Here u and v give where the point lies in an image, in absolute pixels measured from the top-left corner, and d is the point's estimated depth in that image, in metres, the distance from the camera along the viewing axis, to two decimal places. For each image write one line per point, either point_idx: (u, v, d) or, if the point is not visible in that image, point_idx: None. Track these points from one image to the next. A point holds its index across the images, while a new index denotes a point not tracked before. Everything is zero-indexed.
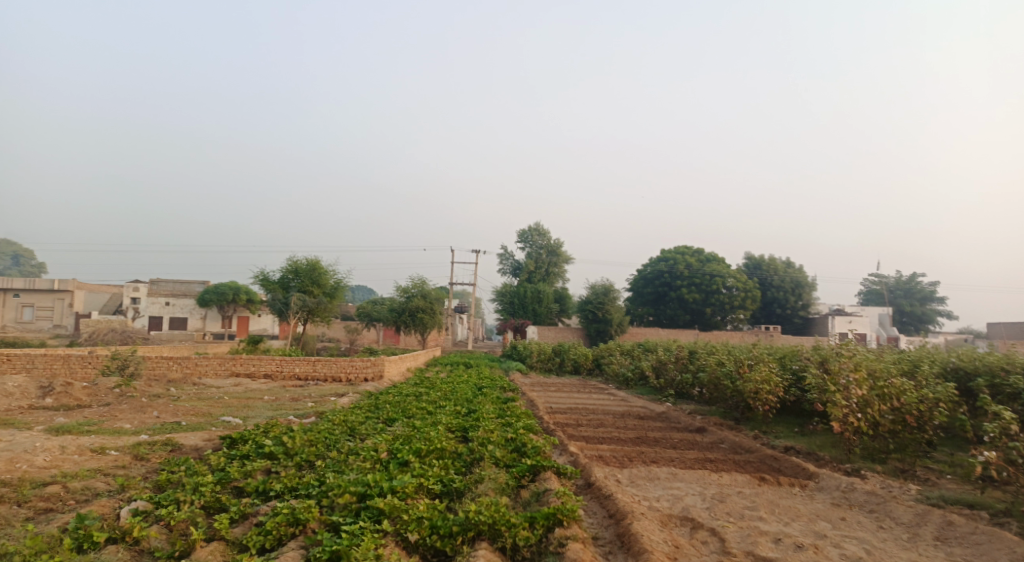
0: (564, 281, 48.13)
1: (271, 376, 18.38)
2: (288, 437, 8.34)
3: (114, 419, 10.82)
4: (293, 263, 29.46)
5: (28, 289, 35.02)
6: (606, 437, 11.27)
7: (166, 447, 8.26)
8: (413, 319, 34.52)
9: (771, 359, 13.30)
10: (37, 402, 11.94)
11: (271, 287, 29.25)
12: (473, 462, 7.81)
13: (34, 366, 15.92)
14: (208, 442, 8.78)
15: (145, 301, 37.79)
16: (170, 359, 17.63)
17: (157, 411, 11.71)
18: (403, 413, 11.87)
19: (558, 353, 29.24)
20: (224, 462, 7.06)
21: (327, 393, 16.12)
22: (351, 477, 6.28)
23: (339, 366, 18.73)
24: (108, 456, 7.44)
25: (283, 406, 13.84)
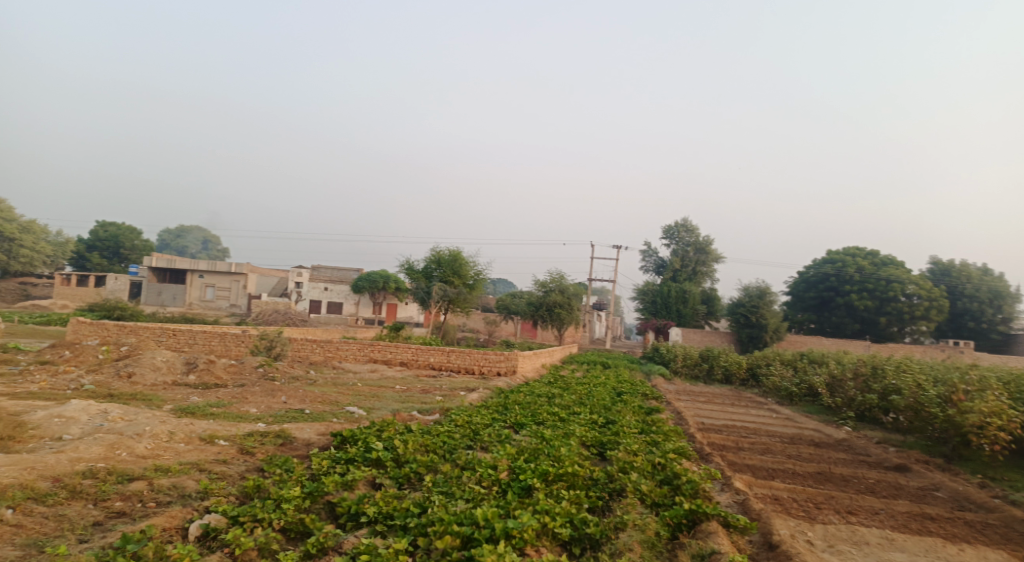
0: (712, 281, 44.52)
1: (406, 364, 18.02)
2: (400, 440, 7.23)
3: (243, 402, 10.46)
4: (436, 253, 29.62)
5: (212, 271, 38.77)
6: (779, 469, 9.09)
7: (278, 439, 7.34)
8: (551, 314, 33.38)
9: (997, 384, 10.23)
10: (181, 377, 11.97)
11: (415, 276, 29.66)
12: (612, 496, 6.25)
13: (196, 341, 16.65)
14: (322, 436, 7.87)
15: (307, 286, 39.76)
16: (313, 342, 17.78)
17: (286, 395, 11.31)
18: (532, 418, 10.54)
19: (706, 359, 26.52)
20: (325, 467, 6.06)
21: (457, 387, 15.23)
22: (459, 507, 4.99)
23: (472, 358, 17.86)
24: (211, 449, 6.51)
25: (412, 398, 13.13)
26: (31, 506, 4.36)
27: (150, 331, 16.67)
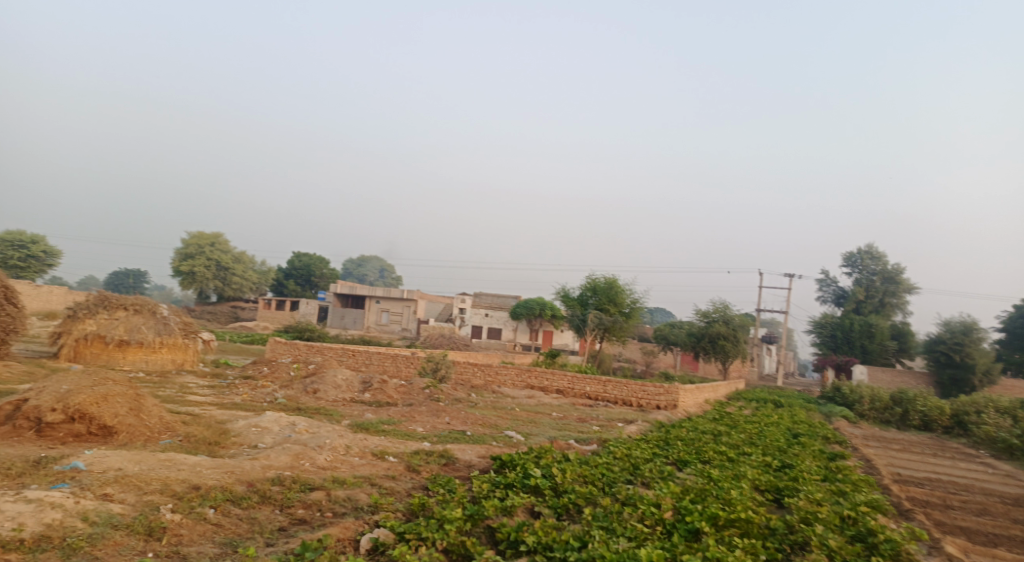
0: (905, 314, 39.33)
1: (563, 392, 17.98)
2: (559, 468, 7.09)
3: (411, 421, 11.03)
4: (592, 280, 29.58)
5: (386, 297, 42.16)
6: (1003, 535, 7.55)
7: (441, 459, 7.56)
8: (713, 346, 31.56)
9: None
10: (358, 395, 12.91)
11: (572, 303, 29.80)
12: (793, 549, 5.56)
13: (371, 362, 18.03)
14: (482, 459, 7.99)
15: (470, 312, 41.85)
16: (475, 366, 18.44)
17: (449, 417, 11.74)
18: (697, 456, 9.86)
19: (899, 402, 23.26)
20: (485, 490, 6.11)
21: (614, 418, 14.83)
22: (621, 545, 4.73)
23: (630, 389, 17.33)
24: (382, 464, 6.84)
25: (568, 426, 12.99)
26: (229, 509, 4.18)
27: (333, 351, 18.35)
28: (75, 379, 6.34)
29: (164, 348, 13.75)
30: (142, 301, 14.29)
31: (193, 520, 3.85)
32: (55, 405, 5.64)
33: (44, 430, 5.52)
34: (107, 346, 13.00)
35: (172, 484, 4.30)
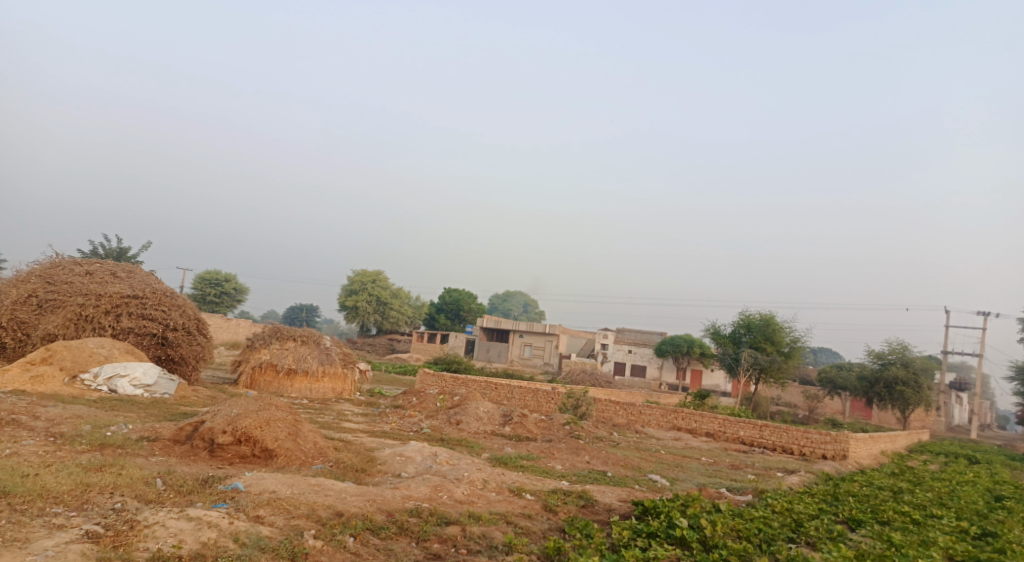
0: None
1: (713, 435, 16.78)
2: (709, 520, 6.47)
3: (551, 458, 10.77)
4: (746, 317, 27.84)
5: (529, 332, 42.71)
6: None
7: (580, 500, 7.23)
8: (890, 392, 27.96)
9: None
10: (498, 429, 12.73)
11: (723, 341, 28.20)
12: None
13: (513, 396, 18.09)
14: (623, 504, 7.52)
15: (612, 348, 40.90)
16: (617, 404, 17.83)
17: (589, 455, 11.32)
18: (873, 516, 8.57)
19: None
20: (625, 538, 5.72)
21: (772, 467, 13.45)
22: None
23: (790, 435, 15.71)
24: (519, 500, 6.65)
25: (719, 473, 11.99)
26: (367, 538, 4.24)
27: (477, 384, 18.69)
28: (245, 404, 6.96)
29: (326, 377, 14.86)
30: (309, 333, 15.63)
31: (333, 547, 3.93)
32: (226, 427, 6.20)
33: (216, 450, 6.08)
34: (278, 374, 14.38)
35: (317, 510, 4.48)
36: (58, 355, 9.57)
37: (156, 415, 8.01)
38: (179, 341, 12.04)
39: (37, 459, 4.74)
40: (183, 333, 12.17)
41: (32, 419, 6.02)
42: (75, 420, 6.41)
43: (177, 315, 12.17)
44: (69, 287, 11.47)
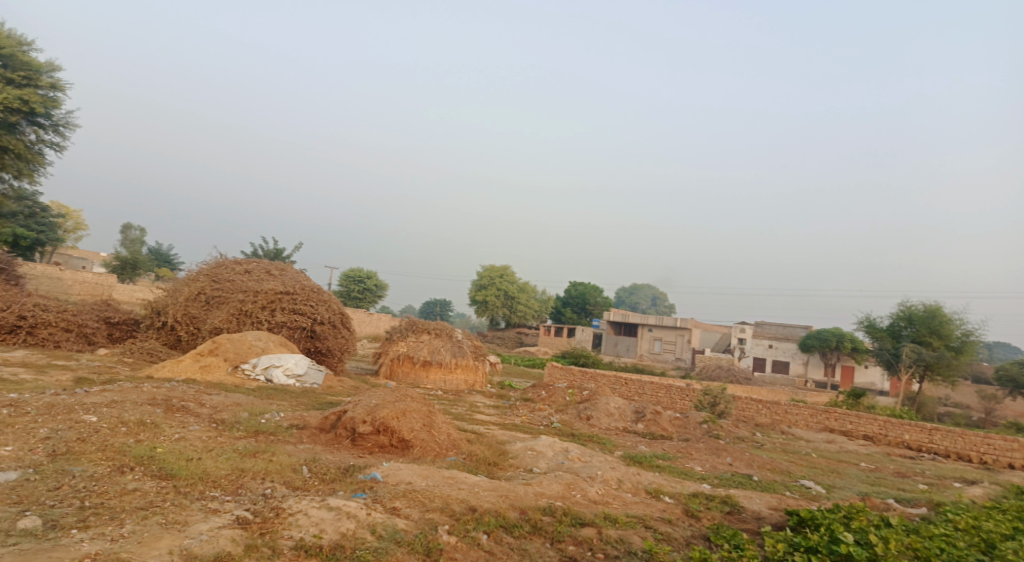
0: None
1: (872, 438, 15.11)
2: (879, 537, 5.66)
3: (688, 458, 10.15)
4: (907, 308, 25.05)
5: (659, 325, 41.37)
6: None
7: (725, 506, 6.68)
8: None
9: None
10: (631, 425, 12.06)
11: (879, 335, 25.62)
12: None
13: (644, 392, 17.33)
14: (774, 512, 6.83)
15: (750, 343, 38.72)
16: (759, 403, 16.51)
17: (731, 457, 10.52)
18: None
19: None
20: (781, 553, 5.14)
21: (948, 476, 11.78)
22: None
23: (965, 440, 13.75)
24: (657, 503, 6.22)
25: (884, 481, 10.69)
26: (501, 536, 4.12)
27: (607, 379, 18.23)
28: (382, 395, 7.20)
29: (458, 369, 15.22)
30: (441, 326, 16.10)
31: (467, 545, 3.85)
32: (365, 417, 6.43)
33: (357, 439, 6.32)
34: (414, 366, 14.97)
35: (451, 503, 4.45)
36: (222, 347, 10.58)
37: (304, 403, 8.55)
38: (326, 334, 12.91)
39: (201, 444, 5.16)
40: (329, 326, 13.01)
41: (198, 406, 6.62)
42: (234, 407, 6.97)
43: (323, 309, 13.02)
44: (231, 285, 12.65)
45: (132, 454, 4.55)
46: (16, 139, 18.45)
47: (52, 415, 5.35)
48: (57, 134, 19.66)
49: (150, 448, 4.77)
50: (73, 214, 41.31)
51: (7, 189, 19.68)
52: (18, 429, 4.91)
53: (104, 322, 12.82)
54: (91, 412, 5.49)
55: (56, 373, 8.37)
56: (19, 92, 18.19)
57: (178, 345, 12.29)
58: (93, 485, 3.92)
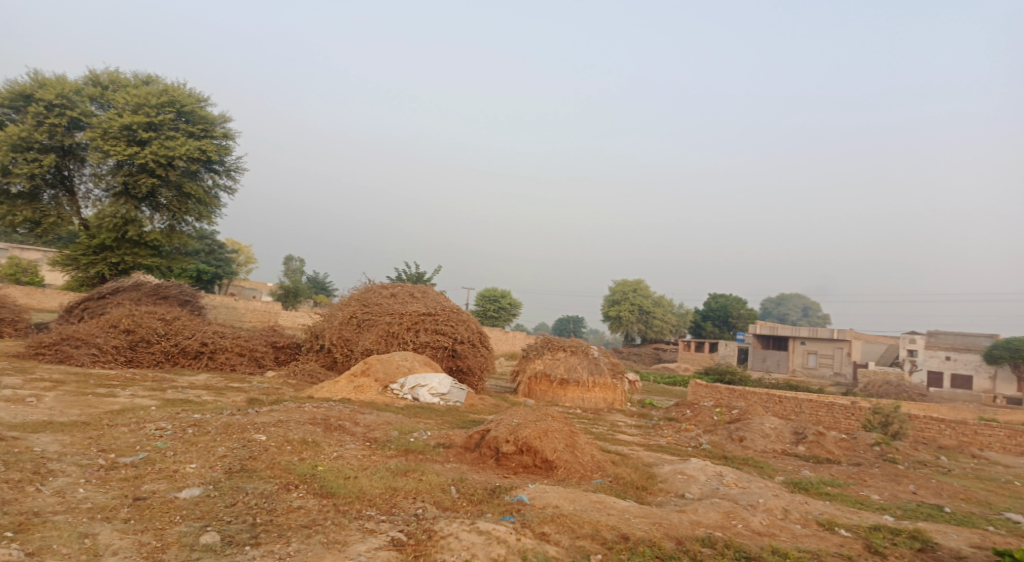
0: None
1: None
2: None
3: (862, 485, 9.03)
4: None
5: (813, 338, 38.06)
6: None
7: (917, 543, 5.76)
8: None
9: None
10: (790, 447, 11.03)
11: None
12: None
13: (802, 410, 15.85)
14: (980, 551, 5.79)
15: (923, 355, 34.11)
16: (942, 421, 14.42)
17: (915, 484, 9.21)
18: None
19: None
20: None
21: None
22: None
23: None
24: (832, 536, 5.52)
25: None
26: None
27: (758, 397, 16.94)
28: (523, 414, 7.16)
29: (597, 387, 14.92)
30: (578, 343, 15.92)
31: None
32: (509, 437, 6.41)
33: (501, 458, 6.31)
34: (553, 384, 14.90)
35: (602, 530, 4.23)
36: (373, 368, 11.20)
37: (449, 422, 8.75)
38: (465, 353, 13.24)
39: (357, 463, 5.40)
40: (468, 346, 13.35)
41: (353, 425, 6.98)
42: (385, 426, 7.28)
43: (462, 329, 13.39)
44: (379, 309, 13.42)
45: (297, 472, 4.85)
46: (196, 185, 21.17)
47: (229, 434, 5.89)
48: (230, 178, 22.26)
49: (311, 466, 5.06)
50: (246, 250, 46.61)
51: (193, 230, 22.55)
52: (202, 447, 5.44)
53: (272, 346, 14.15)
54: (261, 432, 5.97)
55: (233, 395, 9.29)
56: (199, 143, 20.86)
57: (334, 366, 13.23)
58: (264, 502, 4.20)
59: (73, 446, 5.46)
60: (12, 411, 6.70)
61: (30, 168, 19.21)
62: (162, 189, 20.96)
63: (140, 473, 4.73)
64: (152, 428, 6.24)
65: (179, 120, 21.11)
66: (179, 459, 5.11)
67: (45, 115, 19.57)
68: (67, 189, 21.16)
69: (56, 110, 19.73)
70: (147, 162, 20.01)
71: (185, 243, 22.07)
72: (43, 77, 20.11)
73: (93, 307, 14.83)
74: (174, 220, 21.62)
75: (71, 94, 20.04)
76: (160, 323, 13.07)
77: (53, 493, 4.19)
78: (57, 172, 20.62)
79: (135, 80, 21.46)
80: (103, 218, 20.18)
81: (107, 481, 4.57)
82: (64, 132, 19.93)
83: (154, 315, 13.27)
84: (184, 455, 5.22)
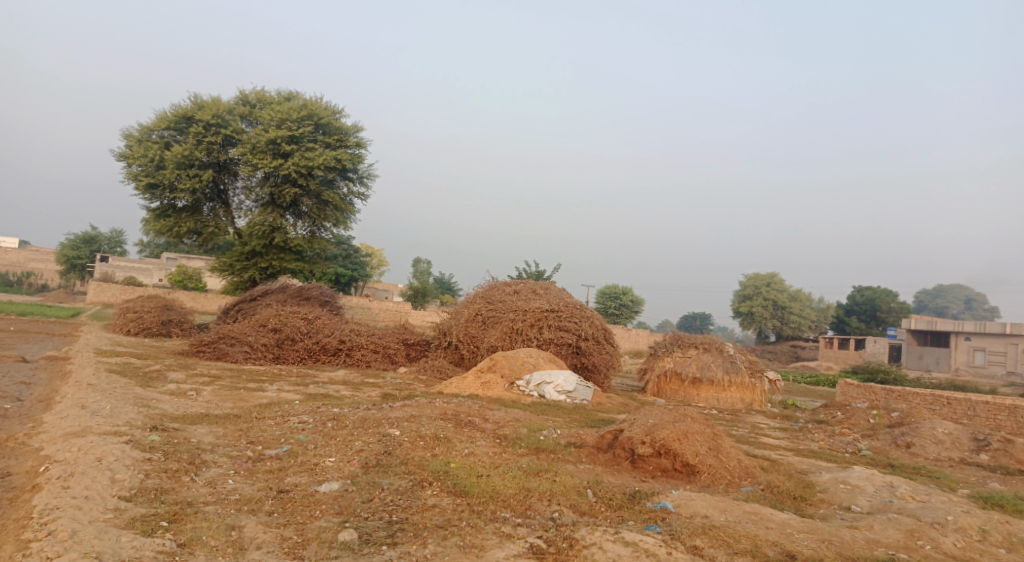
0: None
1: None
2: None
3: None
4: None
5: (980, 333, 33.38)
6: None
7: None
8: None
9: None
10: (971, 456, 9.54)
11: None
12: None
13: (977, 414, 13.77)
14: None
15: None
16: None
17: None
18: None
19: None
20: None
21: None
22: None
23: None
24: None
25: None
26: None
27: (921, 398, 15.00)
28: (659, 413, 6.69)
29: (733, 387, 13.95)
30: (710, 340, 14.98)
31: None
32: (645, 438, 6.00)
33: (637, 461, 5.91)
34: (684, 383, 14.15)
35: (762, 546, 3.72)
36: (499, 364, 11.19)
37: (578, 420, 8.46)
38: (591, 350, 12.89)
39: (489, 460, 5.26)
40: (593, 342, 12.99)
41: (483, 421, 6.89)
42: (514, 423, 7.13)
43: (587, 325, 13.05)
44: (503, 305, 13.42)
45: (430, 469, 4.78)
46: (333, 194, 22.58)
47: (365, 429, 6.00)
48: (363, 185, 23.52)
49: (444, 462, 4.98)
50: (378, 254, 49.29)
51: (331, 236, 24.06)
52: (339, 441, 5.57)
53: (403, 343, 14.65)
54: (394, 427, 6.02)
55: (367, 390, 9.64)
56: (335, 153, 22.24)
57: (461, 363, 13.46)
58: (398, 499, 4.15)
59: (226, 438, 5.82)
60: (176, 404, 7.33)
61: (192, 183, 21.44)
62: (304, 198, 22.57)
63: (284, 466, 4.90)
64: (295, 421, 6.53)
65: (317, 131, 22.62)
66: (319, 452, 5.25)
67: (203, 134, 21.74)
68: (223, 202, 23.38)
69: (212, 130, 21.83)
70: (290, 173, 21.62)
71: (324, 247, 23.60)
72: (201, 99, 22.34)
73: (246, 309, 16.21)
74: (315, 227, 23.22)
75: (224, 113, 22.10)
76: (302, 322, 13.99)
77: (206, 483, 4.42)
78: (214, 186, 22.85)
79: (278, 97, 23.29)
80: (254, 226, 22.08)
81: (254, 472, 4.77)
82: (220, 149, 22.02)
83: (297, 315, 14.22)
84: (323, 449, 5.35)
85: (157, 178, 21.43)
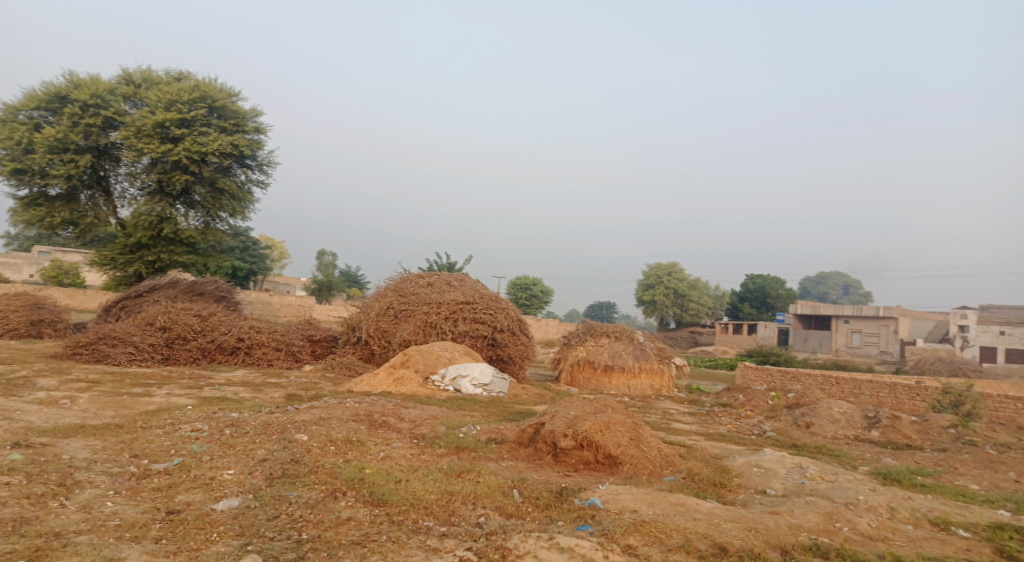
0: None
1: None
2: None
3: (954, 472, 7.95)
4: None
5: (857, 316, 36.54)
6: None
7: None
8: None
9: None
10: (862, 433, 10.22)
11: None
12: None
13: (862, 392, 14.84)
14: None
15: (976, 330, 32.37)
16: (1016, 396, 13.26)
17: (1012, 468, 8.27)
18: None
19: None
20: None
21: None
22: None
23: None
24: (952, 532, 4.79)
25: None
26: None
27: (813, 379, 16.00)
28: (580, 405, 6.60)
29: (643, 373, 14.29)
30: (621, 328, 15.26)
31: None
32: (567, 431, 5.88)
33: (559, 454, 5.77)
34: (596, 371, 14.35)
35: (695, 540, 3.65)
36: (413, 359, 10.81)
37: (496, 415, 8.24)
38: (506, 342, 12.74)
39: (407, 463, 4.93)
40: (509, 334, 12.85)
41: (398, 421, 6.52)
42: (432, 420, 6.79)
43: (502, 317, 12.88)
44: (416, 299, 12.99)
45: (343, 477, 4.38)
46: (230, 182, 21.09)
47: (269, 435, 5.48)
48: (262, 173, 22.12)
49: (359, 468, 4.61)
50: (280, 246, 46.88)
51: (227, 227, 22.50)
52: (240, 451, 5.04)
53: (309, 339, 13.87)
54: (302, 431, 5.54)
55: (270, 392, 8.97)
56: (231, 139, 20.75)
57: (372, 358, 12.91)
58: (310, 514, 3.75)
59: (105, 452, 5.13)
60: (45, 414, 6.44)
61: (67, 168, 19.29)
62: (196, 186, 20.91)
63: (174, 482, 4.33)
64: (188, 429, 5.89)
65: (211, 115, 20.99)
66: (216, 464, 4.71)
67: (80, 115, 19.61)
68: (104, 190, 21.23)
69: (90, 111, 19.75)
70: (180, 159, 19.92)
71: (220, 239, 22.04)
72: (78, 77, 20.16)
73: (131, 306, 14.77)
74: (209, 218, 21.62)
75: (104, 93, 20.06)
76: (196, 319, 12.90)
77: (79, 508, 3.81)
78: (92, 172, 20.69)
79: (167, 77, 21.40)
80: (139, 216, 20.22)
81: (138, 492, 4.18)
82: (99, 132, 19.96)
83: (190, 312, 13.10)
84: (221, 461, 4.81)
85: (24, 163, 19.13)
